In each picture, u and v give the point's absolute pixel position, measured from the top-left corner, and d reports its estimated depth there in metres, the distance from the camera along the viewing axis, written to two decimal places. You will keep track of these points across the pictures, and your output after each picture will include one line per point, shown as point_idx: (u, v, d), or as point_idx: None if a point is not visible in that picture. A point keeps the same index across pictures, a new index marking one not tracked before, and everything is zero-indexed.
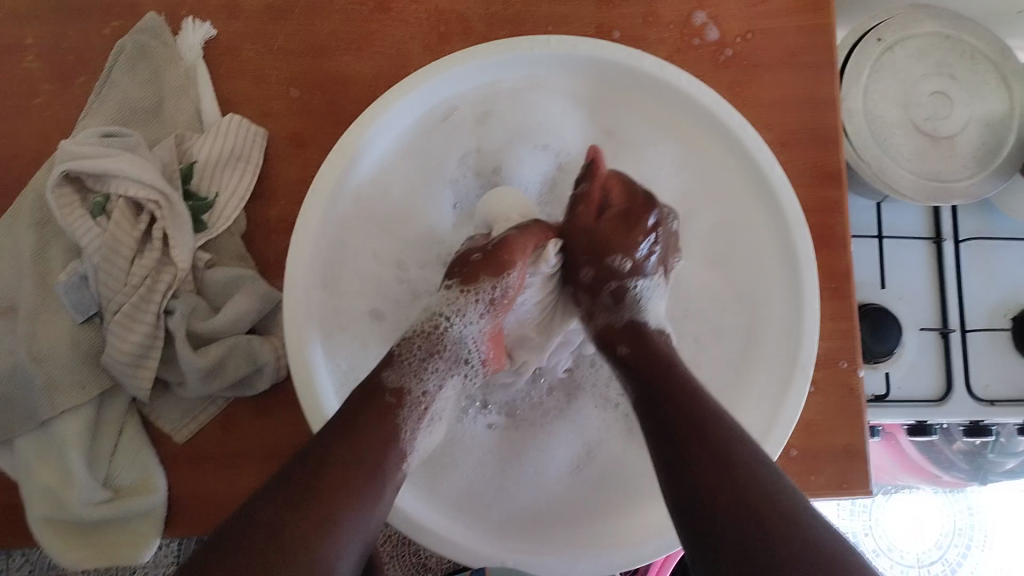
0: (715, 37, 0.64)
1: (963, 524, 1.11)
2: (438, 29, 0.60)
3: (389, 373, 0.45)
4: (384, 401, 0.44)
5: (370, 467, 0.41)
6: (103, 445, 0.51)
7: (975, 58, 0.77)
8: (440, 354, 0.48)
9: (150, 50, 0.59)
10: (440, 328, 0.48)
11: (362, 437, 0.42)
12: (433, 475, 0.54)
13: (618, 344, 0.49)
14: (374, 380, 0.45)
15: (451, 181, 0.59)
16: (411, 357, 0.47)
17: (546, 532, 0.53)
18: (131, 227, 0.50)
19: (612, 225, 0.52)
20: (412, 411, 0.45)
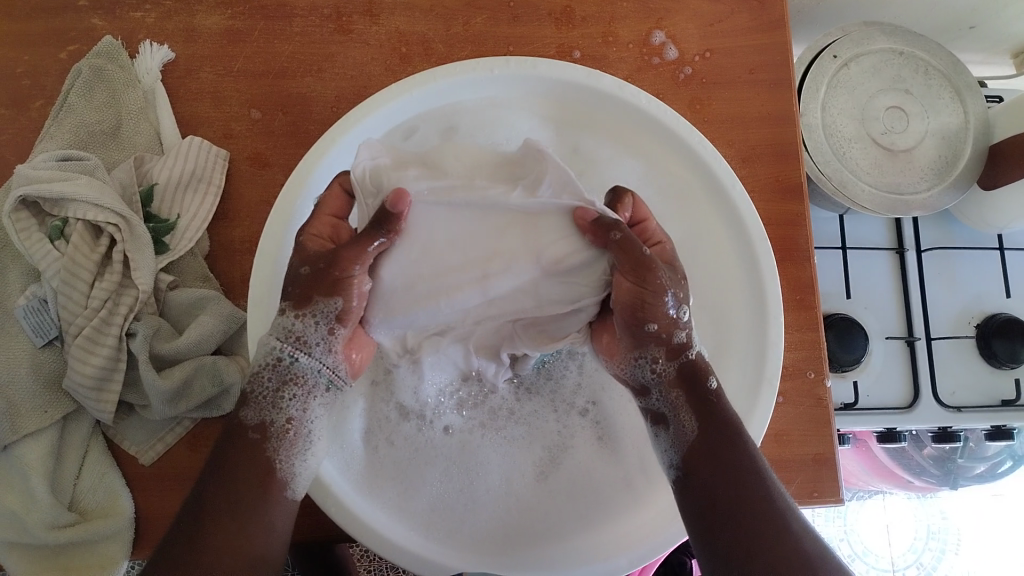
0: (673, 56, 0.65)
1: (937, 527, 1.14)
2: (399, 51, 0.62)
3: (247, 412, 0.44)
4: (248, 440, 0.44)
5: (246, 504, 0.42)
6: (66, 468, 0.51)
7: (928, 73, 0.79)
8: (297, 382, 0.45)
9: (108, 73, 0.59)
10: (287, 361, 0.45)
11: (237, 479, 0.43)
12: (401, 490, 0.52)
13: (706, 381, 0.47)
14: (233, 422, 0.44)
15: None
16: (264, 391, 0.45)
17: (520, 547, 0.51)
18: (90, 249, 0.51)
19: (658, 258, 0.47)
20: (281, 441, 0.45)
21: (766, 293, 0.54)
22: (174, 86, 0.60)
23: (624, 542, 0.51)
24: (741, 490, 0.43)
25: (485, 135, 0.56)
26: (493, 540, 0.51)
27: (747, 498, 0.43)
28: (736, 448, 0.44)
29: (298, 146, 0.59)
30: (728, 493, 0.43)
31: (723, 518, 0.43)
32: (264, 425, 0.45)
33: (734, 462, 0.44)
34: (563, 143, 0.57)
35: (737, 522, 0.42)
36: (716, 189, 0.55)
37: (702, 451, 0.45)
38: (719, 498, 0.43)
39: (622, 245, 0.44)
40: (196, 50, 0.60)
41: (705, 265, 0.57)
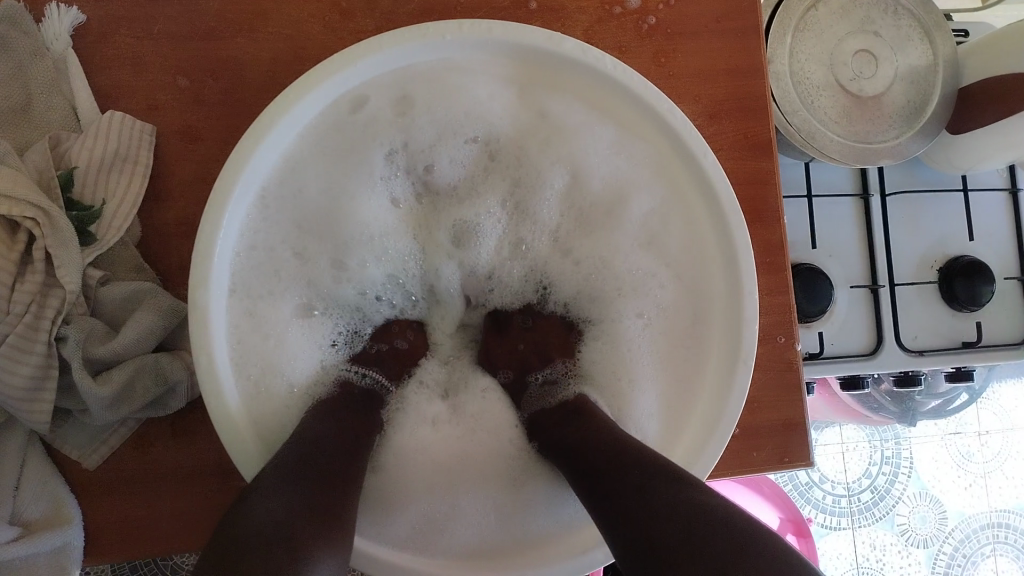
0: (635, 4, 0.61)
1: (890, 452, 1.17)
2: (339, 5, 0.56)
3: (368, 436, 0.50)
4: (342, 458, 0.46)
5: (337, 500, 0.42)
6: (1, 484, 0.47)
7: (897, 13, 0.77)
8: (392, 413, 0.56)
9: (10, 40, 0.52)
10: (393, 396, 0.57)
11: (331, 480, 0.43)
12: (379, 512, 0.50)
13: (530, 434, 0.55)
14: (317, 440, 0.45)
15: (383, 179, 0.55)
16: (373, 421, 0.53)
17: (503, 555, 0.48)
18: (9, 248, 0.46)
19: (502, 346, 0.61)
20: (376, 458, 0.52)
21: (741, 271, 0.50)
22: (89, 53, 0.54)
23: (594, 535, 0.47)
24: (634, 462, 0.44)
25: (442, 108, 0.53)
26: (472, 554, 0.48)
27: (637, 466, 0.44)
28: (626, 442, 0.47)
29: (234, 118, 0.54)
30: (620, 468, 0.44)
31: (615, 484, 0.43)
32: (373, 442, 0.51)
33: (624, 450, 0.46)
34: (527, 106, 0.54)
35: (631, 482, 0.43)
36: (687, 157, 0.51)
37: (593, 451, 0.47)
38: (611, 476, 0.44)
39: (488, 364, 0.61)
40: (112, 11, 0.54)
41: (676, 233, 0.55)
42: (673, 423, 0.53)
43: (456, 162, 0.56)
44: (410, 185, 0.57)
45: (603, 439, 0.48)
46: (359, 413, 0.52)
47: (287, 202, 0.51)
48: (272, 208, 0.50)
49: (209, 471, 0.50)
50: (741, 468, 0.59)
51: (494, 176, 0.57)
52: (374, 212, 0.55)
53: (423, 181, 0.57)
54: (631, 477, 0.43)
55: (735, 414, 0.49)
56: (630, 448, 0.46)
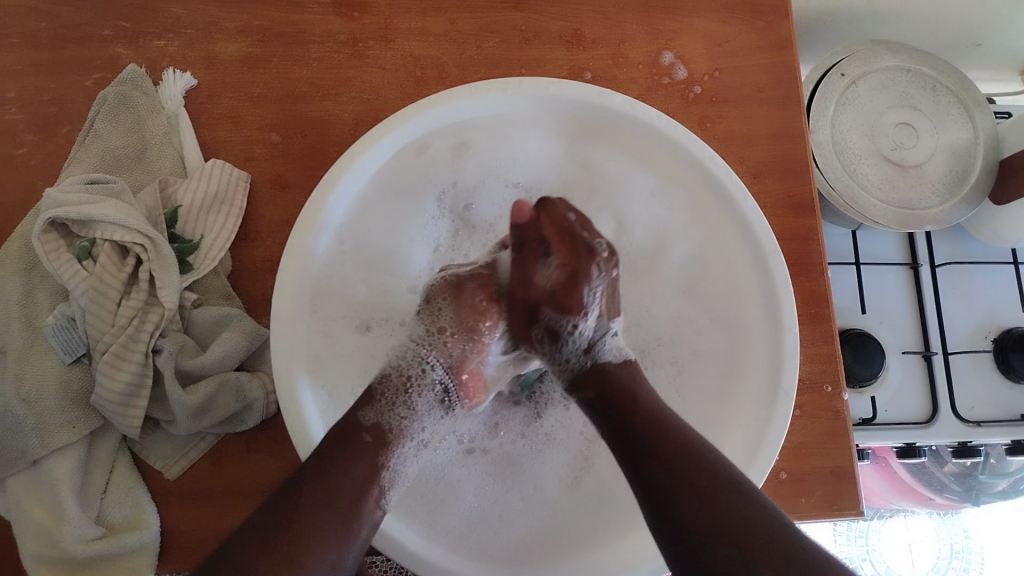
0: (683, 75, 0.67)
1: (960, 546, 1.11)
2: (414, 74, 0.64)
3: (365, 412, 0.47)
4: (361, 439, 0.45)
5: (345, 506, 0.42)
6: (92, 485, 0.52)
7: (936, 89, 0.80)
8: (421, 386, 0.49)
9: (132, 100, 0.61)
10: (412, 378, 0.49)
11: (338, 476, 0.43)
12: (433, 509, 0.52)
13: (586, 390, 0.49)
14: (350, 419, 0.46)
15: (432, 220, 0.59)
16: (387, 396, 0.48)
17: (545, 559, 0.50)
18: (117, 269, 0.52)
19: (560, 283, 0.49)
20: (390, 447, 0.46)
21: (780, 309, 0.54)
22: (196, 111, 0.62)
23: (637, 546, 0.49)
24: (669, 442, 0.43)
25: (493, 158, 0.59)
26: (521, 552, 0.51)
27: (679, 458, 0.42)
28: (645, 406, 0.46)
29: (316, 168, 0.61)
30: (660, 457, 0.43)
31: (671, 501, 0.41)
32: (377, 428, 0.46)
33: (650, 424, 0.45)
34: (572, 158, 0.60)
35: (682, 485, 0.41)
36: (728, 206, 0.56)
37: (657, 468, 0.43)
38: (661, 469, 0.42)
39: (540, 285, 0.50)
40: (218, 77, 0.62)
41: (717, 272, 0.59)
42: None
43: (494, 205, 0.60)
44: (451, 228, 0.60)
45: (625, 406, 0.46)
46: (367, 403, 0.47)
47: (359, 240, 0.56)
48: (348, 246, 0.55)
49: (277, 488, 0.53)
50: (790, 513, 0.60)
51: None
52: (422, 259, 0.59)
53: (463, 219, 0.60)
54: (676, 479, 0.42)
55: (777, 440, 0.51)
56: (657, 417, 0.45)
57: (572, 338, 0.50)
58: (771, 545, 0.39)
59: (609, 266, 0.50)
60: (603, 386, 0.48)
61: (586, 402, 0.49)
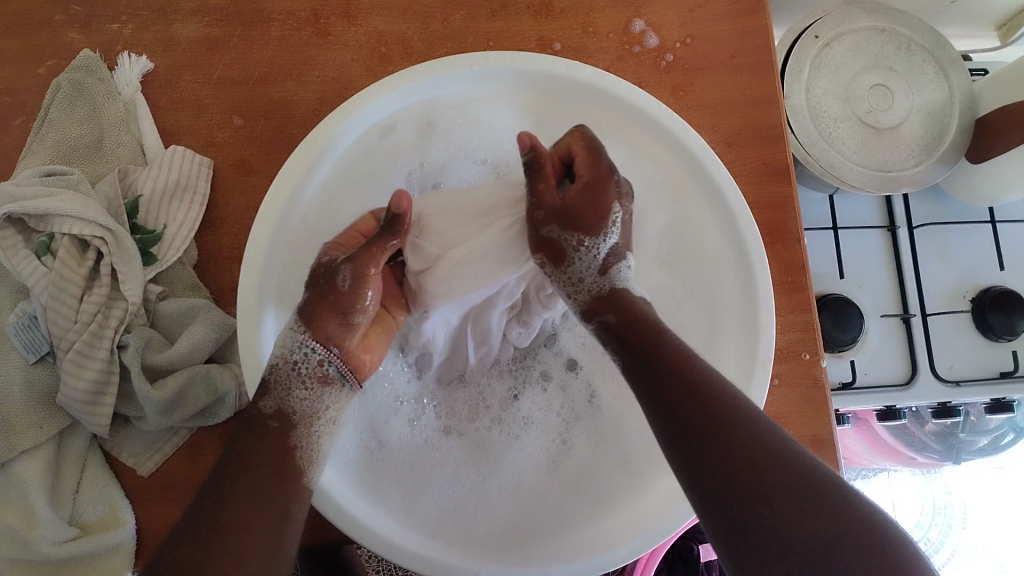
0: (654, 43, 0.65)
1: (943, 503, 1.12)
2: (379, 50, 0.62)
3: (265, 401, 0.45)
4: (267, 427, 0.44)
5: (268, 488, 0.42)
6: (63, 487, 0.51)
7: (911, 49, 0.80)
8: (310, 376, 0.46)
9: (88, 86, 0.59)
10: (298, 360, 0.46)
11: (249, 463, 0.42)
12: (410, 497, 0.51)
13: (607, 315, 0.47)
14: (252, 411, 0.45)
15: None
16: (285, 383, 0.45)
17: (530, 542, 0.50)
18: (77, 264, 0.51)
19: (579, 200, 0.47)
20: (305, 429, 0.45)
21: (755, 278, 0.54)
22: (156, 96, 0.60)
23: (619, 535, 0.49)
24: (669, 346, 0.44)
25: (460, 134, 0.57)
26: (501, 540, 0.50)
27: (698, 388, 0.42)
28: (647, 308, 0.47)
29: (281, 151, 0.59)
30: (661, 361, 0.43)
31: (692, 430, 0.41)
32: (282, 414, 0.45)
33: (648, 327, 0.45)
34: (541, 133, 0.57)
35: (705, 419, 0.41)
36: (699, 173, 0.55)
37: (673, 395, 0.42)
38: (680, 401, 0.42)
39: (572, 205, 0.47)
40: (176, 60, 0.60)
41: (694, 246, 0.58)
42: None
43: (463, 181, 0.59)
44: None
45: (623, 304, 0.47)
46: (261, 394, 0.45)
47: (323, 224, 0.55)
48: (314, 230, 0.54)
49: None
50: None
51: None
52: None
53: None
54: (694, 412, 0.41)
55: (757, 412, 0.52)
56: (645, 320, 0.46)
57: (590, 255, 0.47)
58: (798, 473, 0.38)
59: (625, 195, 0.49)
60: (626, 313, 0.46)
61: (606, 329, 0.47)
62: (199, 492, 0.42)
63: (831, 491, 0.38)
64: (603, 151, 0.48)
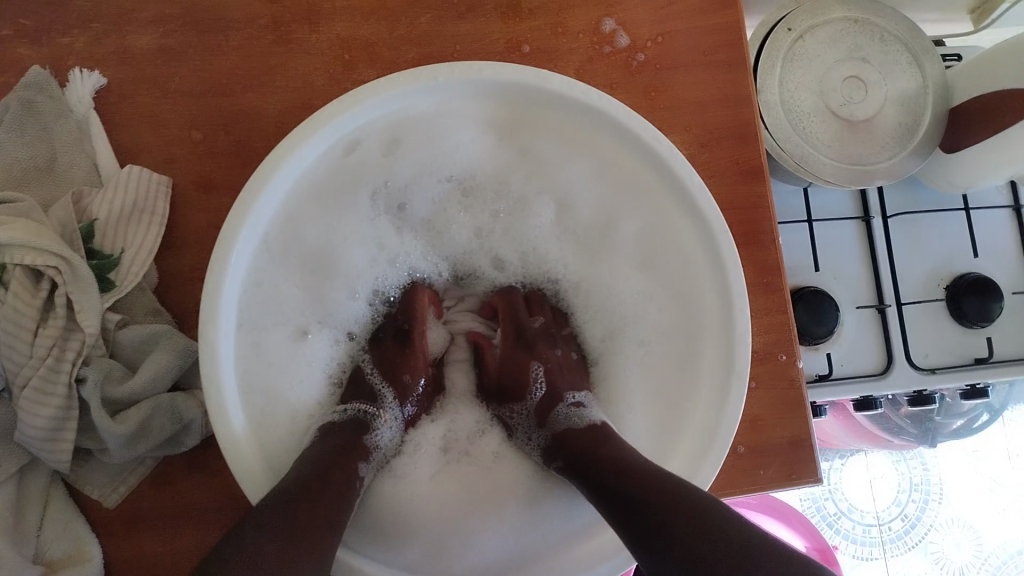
0: (625, 43, 0.64)
1: (919, 478, 1.14)
2: (342, 57, 0.60)
3: (360, 464, 0.49)
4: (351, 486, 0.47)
5: (336, 529, 0.43)
6: (26, 523, 0.49)
7: (886, 39, 0.79)
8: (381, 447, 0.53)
9: (36, 106, 0.56)
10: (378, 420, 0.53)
11: (329, 503, 0.43)
12: (390, 534, 0.51)
13: (558, 459, 0.52)
14: (345, 463, 0.47)
15: (370, 222, 0.57)
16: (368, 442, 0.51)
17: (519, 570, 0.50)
18: (32, 296, 0.49)
19: (512, 355, 0.58)
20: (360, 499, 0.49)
21: (732, 291, 0.53)
22: (109, 112, 0.58)
23: (598, 552, 0.50)
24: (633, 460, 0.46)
25: (428, 150, 0.56)
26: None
27: (640, 475, 0.45)
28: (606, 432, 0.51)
29: (243, 167, 0.57)
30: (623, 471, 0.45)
31: (636, 503, 0.43)
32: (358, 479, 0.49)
33: (611, 448, 0.48)
34: (508, 149, 0.58)
35: (645, 496, 0.43)
36: (675, 184, 0.54)
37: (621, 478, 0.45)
38: (625, 483, 0.44)
39: (508, 363, 0.58)
40: (129, 73, 0.58)
41: (667, 257, 0.57)
42: (665, 437, 0.55)
43: (430, 199, 0.58)
44: (394, 225, 0.59)
45: (581, 439, 0.50)
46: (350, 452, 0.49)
47: (288, 245, 0.53)
48: (277, 249, 0.53)
49: (224, 506, 0.52)
50: (749, 486, 0.60)
51: (471, 210, 0.60)
52: (363, 263, 0.58)
53: (402, 219, 0.59)
54: (637, 487, 0.44)
55: (734, 424, 0.51)
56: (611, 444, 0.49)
57: (525, 413, 0.56)
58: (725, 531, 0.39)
59: (567, 341, 0.61)
60: (568, 451, 0.51)
61: (562, 472, 0.51)
62: (263, 507, 0.41)
63: (763, 541, 0.38)
64: (539, 304, 0.62)
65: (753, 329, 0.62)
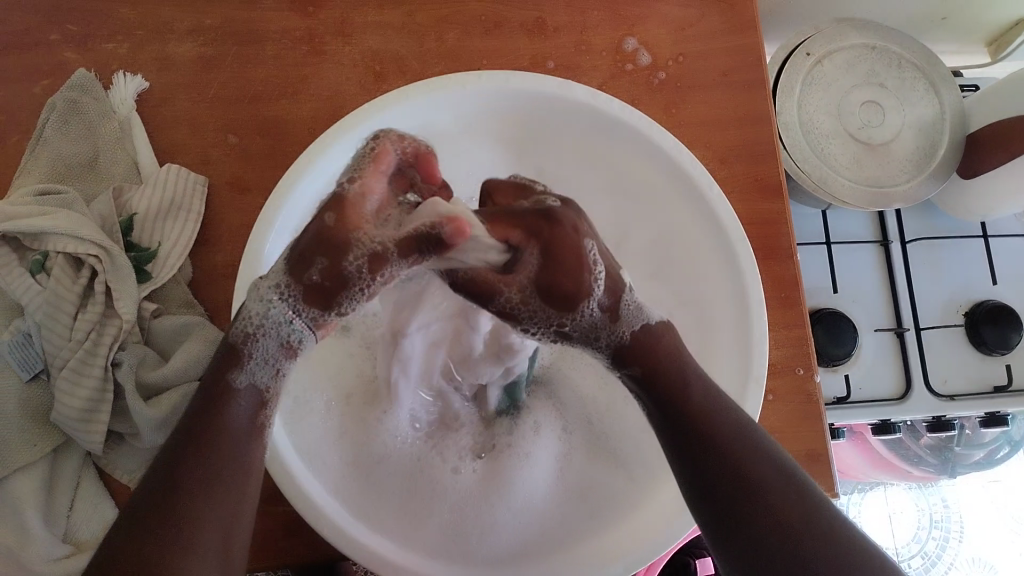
0: (646, 61, 0.66)
1: (940, 516, 1.12)
2: (373, 69, 0.62)
3: (236, 374, 0.38)
4: (235, 408, 0.38)
5: (232, 489, 0.37)
6: (57, 504, 0.50)
7: (903, 67, 0.80)
8: (287, 348, 0.40)
9: (82, 105, 0.59)
10: (258, 329, 0.39)
11: (218, 451, 0.36)
12: (415, 518, 0.52)
13: (634, 366, 0.40)
14: (220, 383, 0.38)
15: None
16: (258, 350, 0.39)
17: (540, 556, 0.50)
18: (72, 282, 0.51)
19: (551, 265, 0.38)
20: (269, 417, 0.40)
21: (747, 294, 0.54)
22: (151, 114, 0.60)
23: (630, 539, 0.49)
24: (761, 475, 0.38)
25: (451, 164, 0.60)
26: (511, 554, 0.50)
27: (710, 410, 0.39)
28: (710, 398, 0.40)
29: (275, 168, 0.60)
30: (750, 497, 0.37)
31: (698, 441, 0.39)
32: (255, 392, 0.39)
33: (727, 440, 0.39)
34: (526, 163, 0.61)
35: (710, 439, 0.39)
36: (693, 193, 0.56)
37: (678, 408, 0.39)
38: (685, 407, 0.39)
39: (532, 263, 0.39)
40: (171, 78, 0.61)
41: (682, 267, 0.59)
42: None
43: None
44: None
45: (687, 413, 0.39)
46: (234, 363, 0.38)
47: None
48: None
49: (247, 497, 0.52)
50: None
51: None
52: None
53: None
54: (700, 422, 0.39)
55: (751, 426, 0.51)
56: (721, 427, 0.39)
57: (585, 315, 0.40)
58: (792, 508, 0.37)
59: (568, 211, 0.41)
60: (650, 356, 0.40)
61: (633, 380, 0.41)
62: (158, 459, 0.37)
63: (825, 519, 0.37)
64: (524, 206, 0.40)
65: (770, 341, 0.63)
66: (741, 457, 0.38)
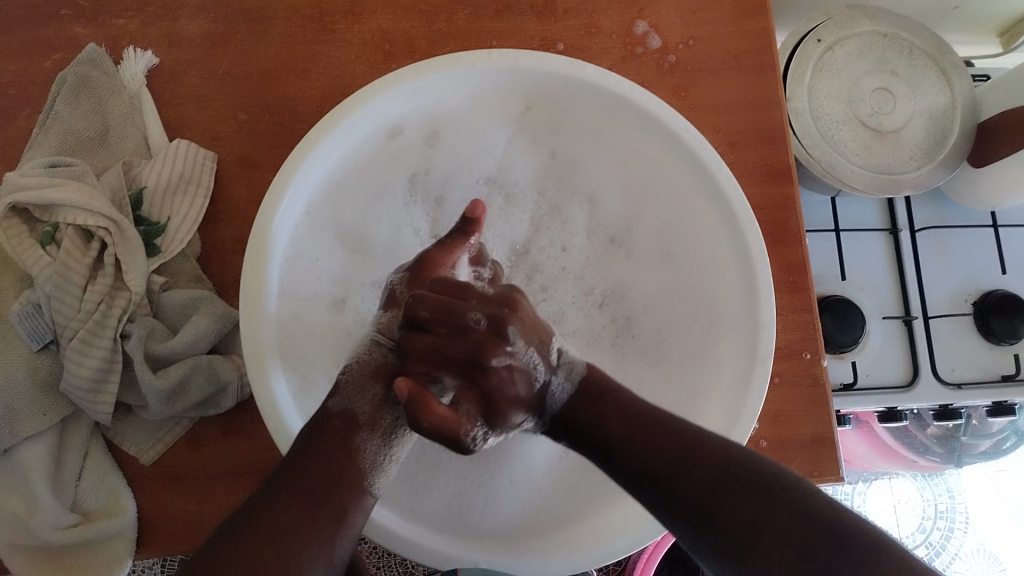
0: (657, 44, 0.65)
1: (944, 506, 1.11)
2: (383, 48, 0.62)
3: (333, 400, 0.46)
4: (332, 425, 0.45)
5: (320, 495, 0.42)
6: (65, 473, 0.51)
7: (915, 54, 0.80)
8: (386, 371, 0.47)
9: (93, 81, 0.59)
10: (385, 360, 0.48)
11: (311, 464, 0.43)
12: (416, 493, 0.52)
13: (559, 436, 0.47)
14: (320, 409, 0.46)
15: (404, 207, 0.59)
16: (357, 381, 0.47)
17: (532, 539, 0.50)
18: (82, 253, 0.51)
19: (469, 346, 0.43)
20: (370, 434, 0.46)
21: (756, 271, 0.54)
22: (160, 91, 0.60)
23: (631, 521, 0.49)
24: (668, 437, 0.42)
25: (463, 146, 0.59)
26: (505, 533, 0.51)
27: (614, 399, 0.45)
28: (622, 404, 0.45)
29: (284, 147, 0.60)
30: (679, 476, 0.41)
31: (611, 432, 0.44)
32: (347, 413, 0.46)
33: (648, 443, 0.42)
34: (538, 149, 0.60)
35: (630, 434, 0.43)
36: (699, 169, 0.56)
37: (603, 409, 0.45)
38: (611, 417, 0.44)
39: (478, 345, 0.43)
40: (181, 55, 0.61)
41: (693, 248, 0.59)
42: None
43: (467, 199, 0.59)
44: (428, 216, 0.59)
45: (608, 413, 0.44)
46: (334, 396, 0.47)
47: (327, 219, 0.56)
48: (318, 218, 0.56)
49: (253, 470, 0.53)
50: None
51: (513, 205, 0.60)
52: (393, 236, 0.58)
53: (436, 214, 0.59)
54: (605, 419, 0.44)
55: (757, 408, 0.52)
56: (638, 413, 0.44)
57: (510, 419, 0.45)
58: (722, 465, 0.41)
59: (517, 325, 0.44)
60: (569, 418, 0.45)
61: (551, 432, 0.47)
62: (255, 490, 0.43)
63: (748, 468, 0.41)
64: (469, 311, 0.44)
65: (778, 325, 0.63)
66: (660, 440, 0.42)
